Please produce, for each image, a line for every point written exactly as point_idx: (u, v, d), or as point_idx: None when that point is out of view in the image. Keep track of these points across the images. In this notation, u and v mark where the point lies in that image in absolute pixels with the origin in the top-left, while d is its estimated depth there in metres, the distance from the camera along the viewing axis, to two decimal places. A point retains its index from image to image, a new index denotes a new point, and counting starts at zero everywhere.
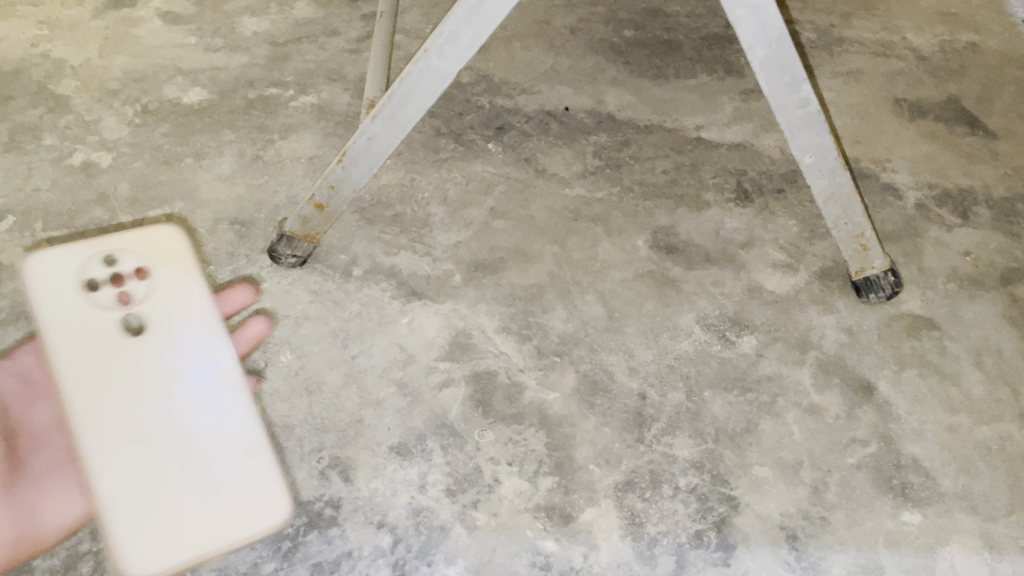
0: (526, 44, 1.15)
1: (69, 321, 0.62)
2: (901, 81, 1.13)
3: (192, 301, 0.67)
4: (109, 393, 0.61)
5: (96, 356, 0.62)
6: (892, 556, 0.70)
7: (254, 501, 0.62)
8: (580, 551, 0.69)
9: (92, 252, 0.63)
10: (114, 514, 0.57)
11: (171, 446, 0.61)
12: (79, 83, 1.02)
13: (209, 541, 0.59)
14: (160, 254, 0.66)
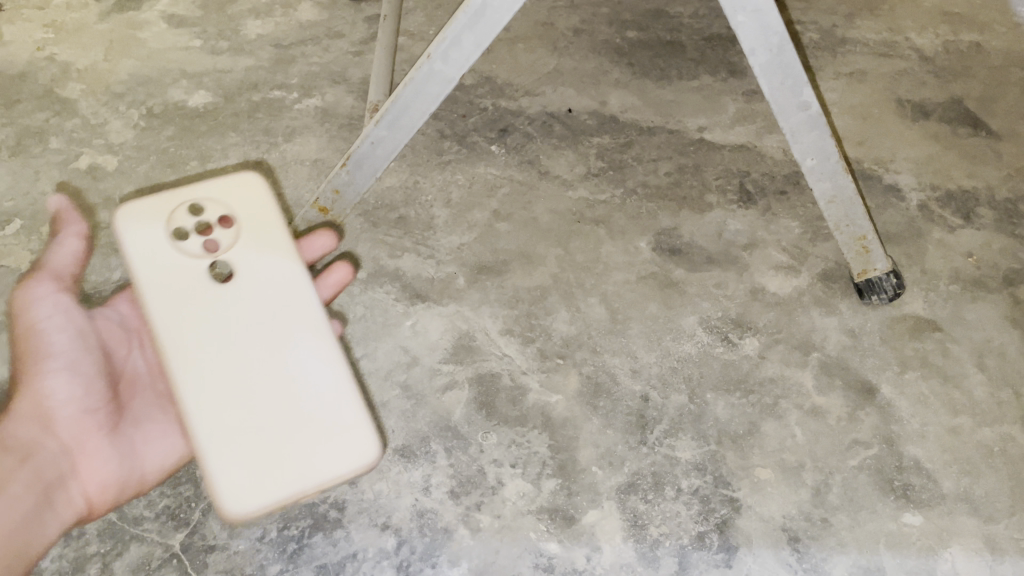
0: (529, 45, 1.15)
1: (160, 268, 0.58)
2: (905, 81, 1.12)
3: (280, 244, 0.61)
4: (201, 341, 0.57)
5: (189, 300, 0.58)
6: (893, 557, 0.71)
7: (350, 441, 0.58)
8: (583, 553, 0.70)
9: (176, 201, 0.59)
10: (214, 460, 0.55)
11: (266, 391, 0.57)
12: (85, 87, 1.03)
13: (307, 482, 0.56)
14: (244, 199, 0.61)
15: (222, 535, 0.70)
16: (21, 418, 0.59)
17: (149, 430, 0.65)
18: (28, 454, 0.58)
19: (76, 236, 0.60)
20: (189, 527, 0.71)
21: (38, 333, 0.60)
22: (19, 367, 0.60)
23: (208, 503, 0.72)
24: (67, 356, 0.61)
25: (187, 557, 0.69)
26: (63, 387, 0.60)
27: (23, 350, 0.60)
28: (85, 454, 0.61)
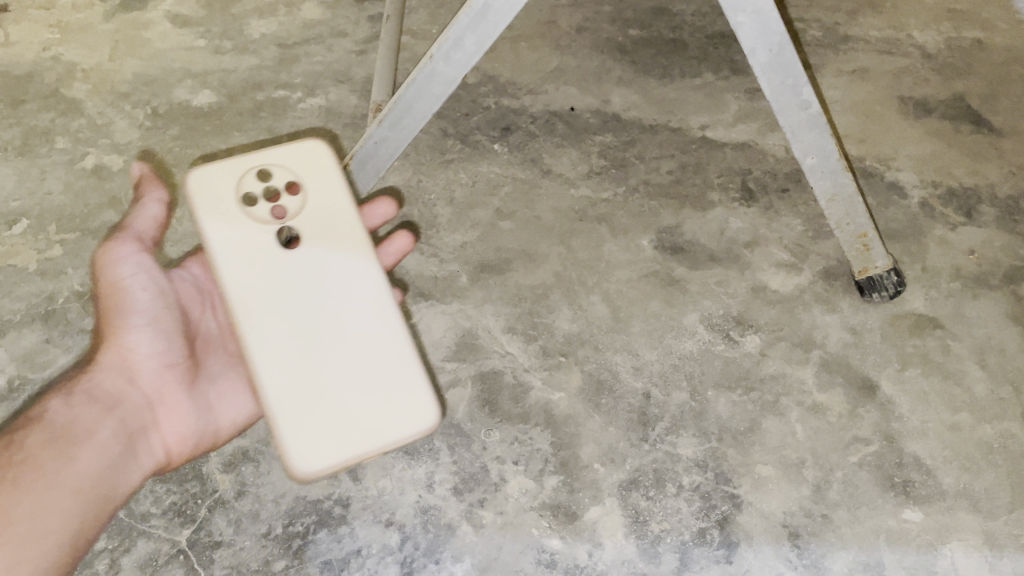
0: (532, 43, 1.15)
1: (231, 231, 0.59)
2: (907, 79, 1.12)
3: (343, 213, 0.63)
4: (270, 304, 0.59)
5: (256, 264, 0.59)
6: (893, 553, 0.72)
7: (412, 404, 0.59)
8: (585, 549, 0.71)
9: (245, 166, 0.60)
10: (283, 419, 0.56)
11: (332, 354, 0.59)
12: (90, 87, 1.03)
13: (372, 442, 0.57)
14: (310, 168, 0.63)
15: (228, 532, 0.71)
16: (108, 369, 0.61)
17: (223, 387, 0.67)
18: (114, 404, 0.60)
19: (157, 201, 0.62)
20: (195, 524, 0.71)
21: (125, 290, 0.61)
22: (103, 321, 0.62)
23: (214, 500, 0.72)
24: (152, 314, 0.62)
25: (194, 553, 0.70)
26: (150, 342, 0.62)
27: (109, 304, 0.62)
28: (166, 407, 0.63)
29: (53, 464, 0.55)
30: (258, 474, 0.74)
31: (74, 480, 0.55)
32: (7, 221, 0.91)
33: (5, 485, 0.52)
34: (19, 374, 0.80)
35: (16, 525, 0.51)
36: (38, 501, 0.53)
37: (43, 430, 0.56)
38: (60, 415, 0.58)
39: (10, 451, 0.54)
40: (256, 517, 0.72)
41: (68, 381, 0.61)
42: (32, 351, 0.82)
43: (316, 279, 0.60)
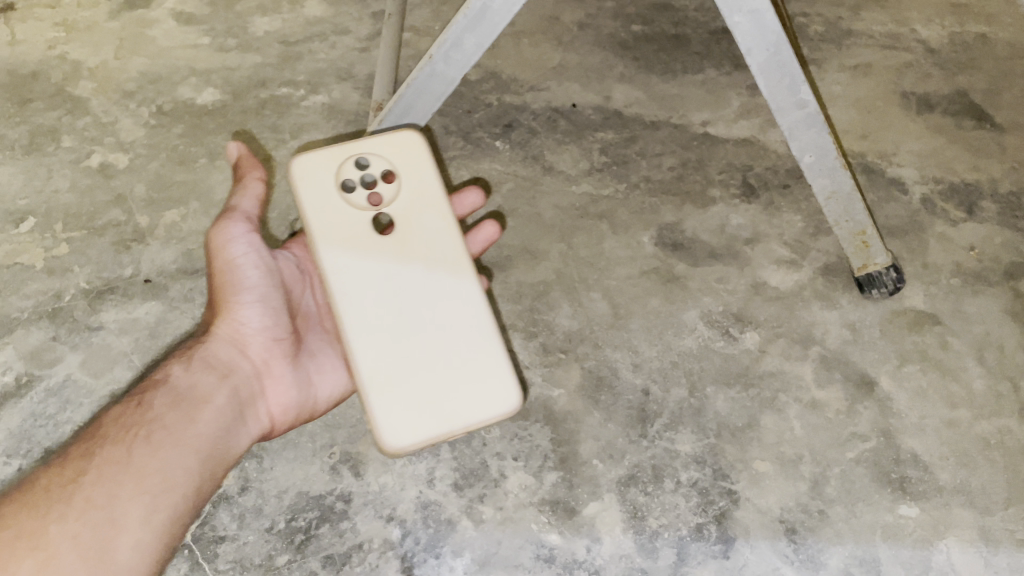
0: (534, 40, 1.12)
1: (333, 216, 0.64)
2: (911, 74, 1.11)
3: (435, 198, 0.67)
4: (368, 283, 0.63)
5: (353, 248, 0.64)
6: (888, 548, 0.73)
7: (498, 387, 0.63)
8: (583, 544, 0.73)
9: (347, 155, 0.65)
10: (376, 395, 0.61)
11: (423, 335, 0.63)
12: (96, 85, 1.03)
13: (459, 421, 0.62)
14: (405, 156, 0.67)
15: (231, 527, 0.72)
16: (221, 340, 0.66)
17: (322, 362, 0.72)
18: (228, 371, 0.65)
19: (257, 180, 0.66)
20: (199, 518, 0.72)
21: (236, 268, 0.66)
22: (216, 296, 0.67)
23: (218, 495, 0.73)
24: (260, 291, 0.67)
25: (198, 547, 0.71)
26: (258, 317, 0.67)
27: (222, 281, 0.66)
28: (271, 378, 0.68)
29: (179, 423, 0.59)
30: (261, 470, 0.75)
31: (197, 438, 0.60)
32: (15, 219, 0.92)
33: (140, 439, 0.57)
34: (27, 370, 0.82)
35: (151, 476, 0.55)
36: (169, 454, 0.57)
37: (167, 393, 0.61)
38: (181, 380, 0.63)
39: (140, 410, 0.59)
40: (260, 512, 0.73)
41: (185, 350, 0.66)
42: (39, 349, 0.83)
43: (411, 261, 0.65)
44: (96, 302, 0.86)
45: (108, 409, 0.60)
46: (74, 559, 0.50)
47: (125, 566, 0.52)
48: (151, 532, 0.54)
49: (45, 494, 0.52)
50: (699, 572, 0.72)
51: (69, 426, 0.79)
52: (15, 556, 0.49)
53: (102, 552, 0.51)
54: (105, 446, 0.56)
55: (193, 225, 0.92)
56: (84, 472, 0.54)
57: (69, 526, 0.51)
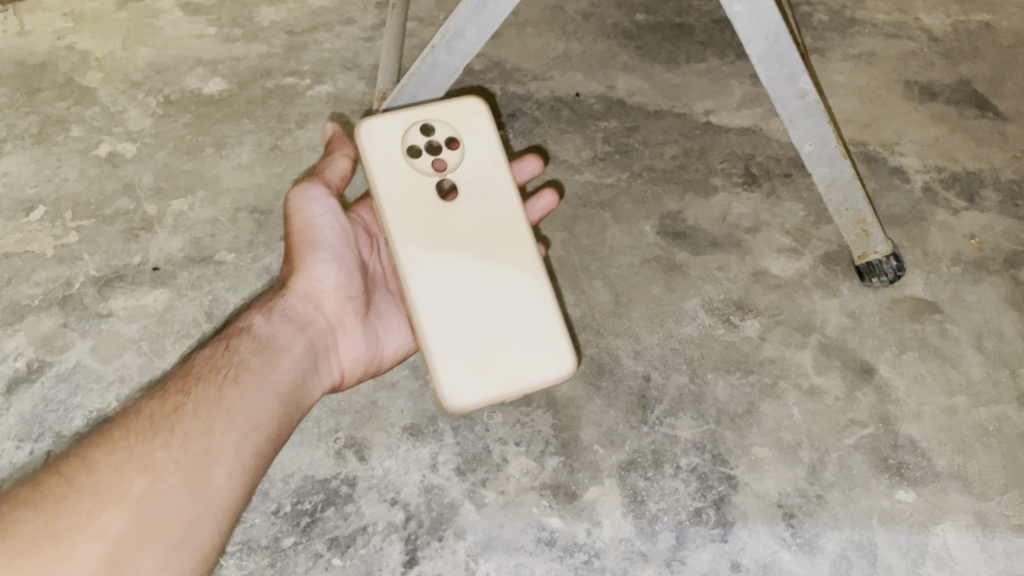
0: (538, 30, 1.12)
1: (400, 181, 0.66)
2: (914, 62, 1.11)
3: (495, 166, 0.69)
4: (434, 248, 0.66)
5: (419, 213, 0.66)
6: (885, 532, 0.74)
7: (553, 350, 0.67)
8: (583, 527, 0.74)
9: (412, 121, 0.67)
10: (440, 356, 0.64)
11: (486, 298, 0.66)
12: (104, 75, 1.04)
13: (517, 383, 0.65)
14: (467, 124, 0.69)
15: None
16: (299, 294, 0.69)
17: (389, 322, 0.76)
18: (305, 324, 0.68)
19: (346, 157, 0.72)
20: None
21: (314, 227, 0.69)
22: (294, 253, 0.70)
23: None
24: (337, 250, 0.70)
25: None
26: (333, 275, 0.70)
27: (300, 239, 0.70)
28: (344, 333, 0.71)
29: (263, 367, 0.62)
30: None
31: (280, 383, 0.62)
32: (25, 208, 0.93)
33: (230, 380, 0.59)
34: (38, 357, 0.83)
35: (242, 415, 0.57)
36: (257, 397, 0.59)
37: (251, 340, 0.64)
38: (264, 330, 0.65)
39: (229, 354, 0.61)
40: (267, 495, 0.74)
41: (264, 302, 0.69)
42: (50, 335, 0.84)
43: (473, 227, 0.67)
44: (105, 290, 0.87)
45: (196, 351, 0.62)
46: (179, 482, 0.51)
47: (222, 494, 0.53)
48: (244, 467, 0.55)
49: (148, 422, 0.54)
50: (698, 555, 0.73)
51: (78, 412, 0.80)
52: (126, 476, 0.50)
53: (202, 479, 0.52)
54: (199, 385, 0.58)
55: (200, 214, 0.93)
56: (182, 406, 0.55)
57: (173, 452, 0.52)
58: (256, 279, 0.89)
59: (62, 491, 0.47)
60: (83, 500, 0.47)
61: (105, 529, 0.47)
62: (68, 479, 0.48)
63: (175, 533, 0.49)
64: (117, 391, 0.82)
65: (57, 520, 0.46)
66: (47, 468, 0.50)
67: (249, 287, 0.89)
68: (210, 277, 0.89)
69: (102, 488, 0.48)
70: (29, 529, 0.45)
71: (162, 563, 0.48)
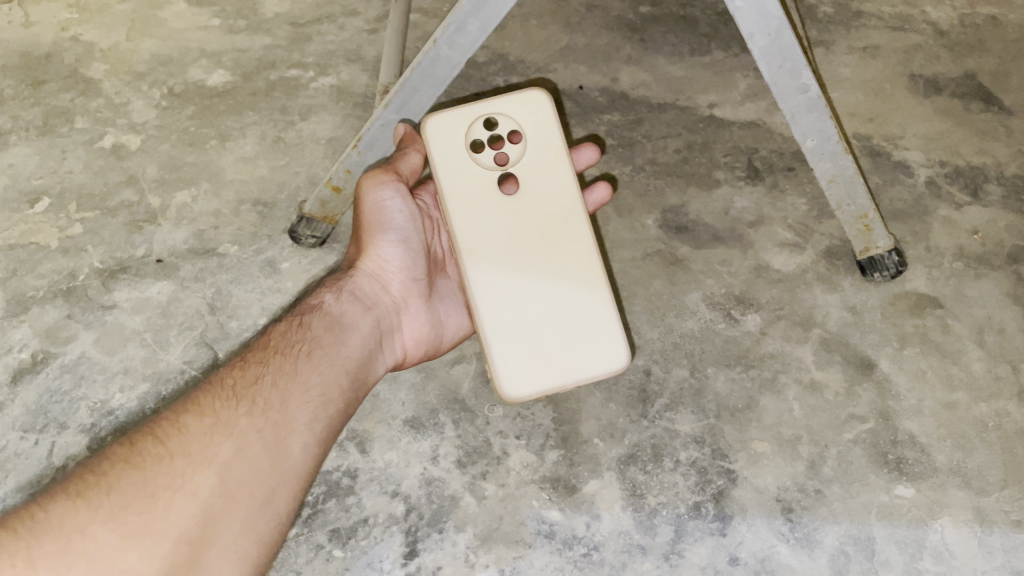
0: (542, 22, 1.12)
1: (463, 174, 0.67)
2: (919, 56, 1.11)
3: (561, 158, 0.68)
4: (496, 241, 0.67)
5: (479, 207, 0.67)
6: (883, 527, 0.75)
7: (608, 345, 0.67)
8: (583, 520, 0.74)
9: (476, 114, 0.66)
10: (496, 347, 0.66)
11: (545, 292, 0.67)
12: (109, 67, 1.04)
13: (571, 376, 0.66)
14: (533, 117, 0.68)
15: None
16: (366, 274, 0.70)
17: (449, 305, 0.76)
18: (373, 304, 0.68)
19: (418, 151, 0.71)
20: None
21: (384, 209, 0.70)
22: (361, 233, 0.71)
23: None
24: (404, 233, 0.71)
25: None
26: (399, 257, 0.71)
27: (368, 222, 0.71)
28: (408, 314, 0.71)
29: (334, 344, 0.62)
30: None
31: (349, 359, 0.62)
32: (29, 199, 0.93)
33: (304, 354, 0.59)
34: (43, 348, 0.84)
35: (316, 388, 0.57)
36: (329, 372, 0.59)
37: (324, 317, 0.64)
38: (334, 307, 0.66)
39: (303, 329, 0.62)
40: None
41: (333, 281, 0.69)
42: (54, 327, 0.85)
43: (536, 220, 0.67)
44: (109, 282, 0.88)
45: (271, 325, 0.62)
46: (262, 450, 0.51)
47: (299, 464, 0.53)
48: (318, 438, 0.55)
49: (231, 391, 0.54)
50: (696, 549, 0.73)
51: (83, 403, 0.81)
52: (214, 441, 0.50)
53: (281, 449, 0.52)
54: (275, 357, 0.58)
55: (204, 207, 0.94)
56: (261, 377, 0.55)
57: (256, 421, 0.52)
58: (258, 272, 0.90)
59: (158, 451, 0.47)
60: (178, 463, 0.47)
61: (199, 490, 0.47)
62: (163, 441, 0.48)
63: (259, 497, 0.49)
64: (120, 382, 0.82)
65: (154, 480, 0.46)
66: (139, 429, 0.50)
67: (252, 280, 0.89)
68: (214, 269, 0.89)
69: (194, 450, 0.48)
70: (131, 490, 0.45)
71: (248, 526, 0.48)
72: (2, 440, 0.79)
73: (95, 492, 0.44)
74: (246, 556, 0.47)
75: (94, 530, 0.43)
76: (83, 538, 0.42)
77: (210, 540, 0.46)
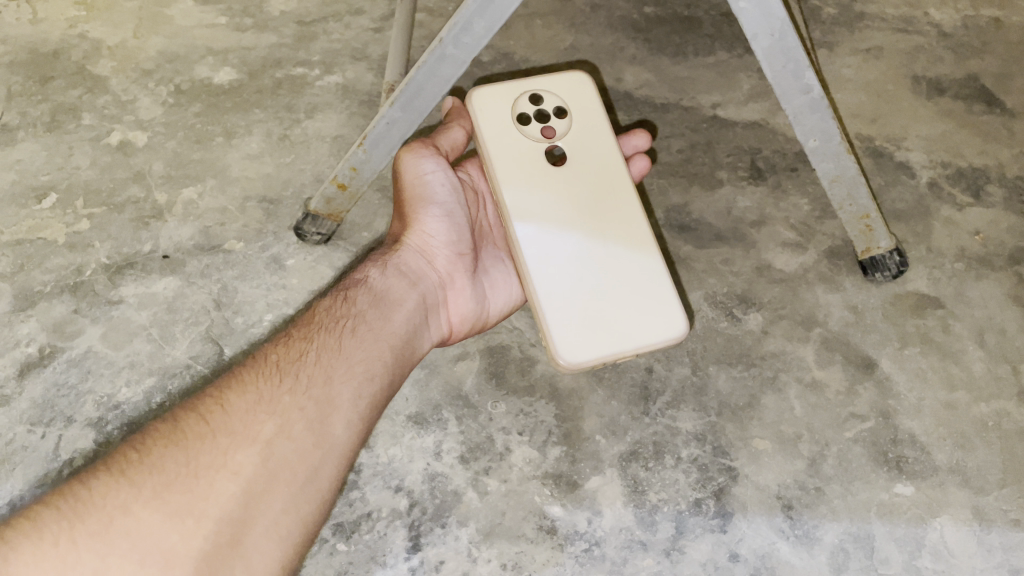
0: (547, 22, 1.13)
1: (511, 145, 0.71)
2: (922, 57, 1.11)
3: (604, 137, 0.74)
4: (546, 210, 0.69)
5: (530, 175, 0.70)
6: (883, 525, 0.75)
7: (664, 313, 0.67)
8: (585, 516, 0.75)
9: (521, 91, 0.72)
10: (551, 311, 0.65)
11: (600, 262, 0.68)
12: (116, 64, 1.05)
13: (629, 344, 0.65)
14: (575, 97, 0.74)
15: None
16: (411, 249, 0.70)
17: (496, 278, 0.76)
18: (418, 279, 0.68)
19: (461, 128, 0.73)
20: None
21: (426, 183, 0.71)
22: (406, 209, 0.72)
23: None
24: (447, 206, 0.71)
25: None
26: (444, 230, 0.71)
27: (412, 195, 0.72)
28: (454, 288, 0.71)
29: (378, 320, 0.62)
30: None
31: (393, 336, 0.62)
32: (37, 195, 0.94)
33: (347, 331, 0.59)
34: (50, 342, 0.84)
35: (359, 364, 0.57)
36: (373, 348, 0.59)
37: (368, 291, 0.64)
38: (379, 282, 0.66)
39: (346, 304, 0.62)
40: None
41: (378, 256, 0.70)
42: (61, 321, 0.85)
43: (583, 191, 0.71)
44: (116, 278, 0.88)
45: (315, 301, 0.63)
46: (305, 428, 0.51)
47: (342, 442, 0.53)
48: (361, 416, 0.55)
49: (276, 367, 0.54)
50: (697, 545, 0.74)
51: (89, 397, 0.81)
52: (256, 419, 0.49)
53: (324, 426, 0.52)
54: (319, 334, 0.58)
55: (210, 204, 0.94)
56: (306, 353, 0.56)
57: (299, 398, 0.52)
58: (264, 268, 0.90)
59: (201, 429, 0.47)
60: (220, 441, 0.47)
61: (240, 470, 0.46)
62: (206, 418, 0.48)
63: (302, 476, 0.49)
64: (126, 376, 0.82)
65: (196, 459, 0.46)
66: (183, 405, 0.50)
67: (257, 276, 0.90)
68: (220, 266, 0.90)
69: (236, 429, 0.48)
70: (174, 469, 0.45)
71: (290, 505, 0.47)
72: (10, 433, 0.79)
73: (138, 470, 0.44)
74: (287, 536, 0.47)
75: (136, 509, 0.42)
76: (125, 518, 0.42)
77: (251, 519, 0.45)
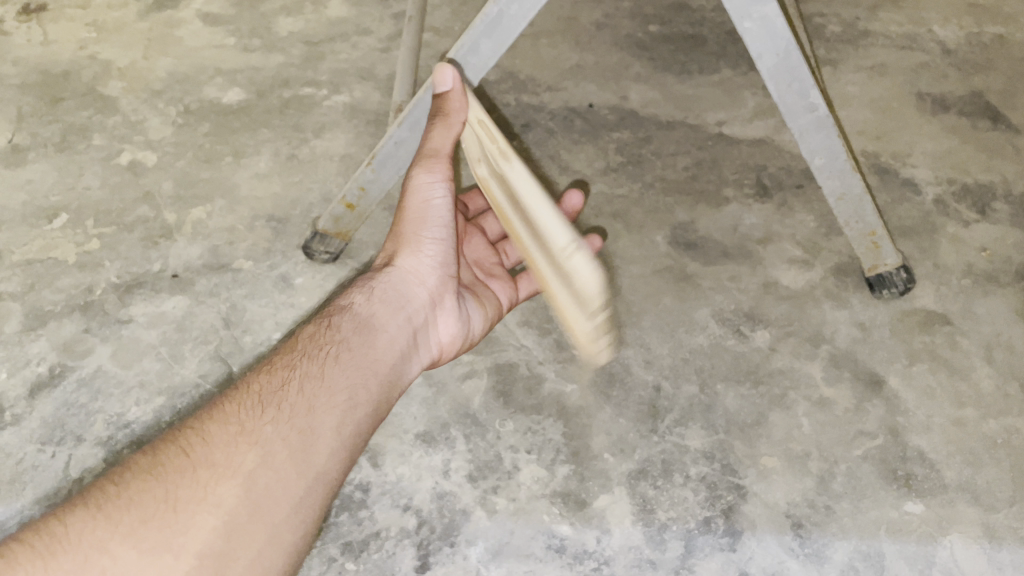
0: (552, 41, 1.18)
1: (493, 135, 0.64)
2: (927, 74, 1.14)
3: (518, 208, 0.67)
4: None
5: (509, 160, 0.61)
6: (893, 543, 0.73)
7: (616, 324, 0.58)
8: (593, 535, 0.73)
9: None
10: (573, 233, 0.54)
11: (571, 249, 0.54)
12: (126, 84, 1.08)
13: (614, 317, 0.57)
14: None
15: None
16: (404, 269, 0.65)
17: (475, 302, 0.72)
18: (409, 301, 0.64)
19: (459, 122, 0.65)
20: None
21: (431, 204, 0.67)
22: (402, 229, 0.67)
23: None
24: (447, 227, 0.68)
25: None
26: (436, 252, 0.67)
27: (411, 216, 0.67)
28: (444, 310, 0.67)
29: (364, 346, 0.58)
30: None
31: (378, 362, 0.58)
32: (48, 215, 0.94)
33: (332, 357, 0.55)
34: (59, 362, 0.82)
35: (344, 392, 0.53)
36: (358, 375, 0.55)
37: (356, 317, 0.60)
38: (371, 304, 0.61)
39: (331, 330, 0.58)
40: None
41: (368, 277, 0.65)
42: (71, 340, 0.83)
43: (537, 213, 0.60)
44: (125, 297, 0.87)
45: (298, 325, 0.58)
46: (288, 458, 0.48)
47: (326, 471, 0.50)
48: (346, 444, 0.52)
49: (257, 397, 0.50)
50: (706, 564, 0.72)
51: (99, 415, 0.78)
52: (238, 450, 0.46)
53: (306, 456, 0.49)
54: (303, 360, 0.54)
55: (219, 223, 0.95)
56: (288, 382, 0.52)
57: (281, 428, 0.49)
58: (272, 286, 0.89)
59: (180, 462, 0.45)
60: (200, 475, 0.44)
61: (221, 502, 0.44)
62: (187, 451, 0.45)
63: (285, 507, 0.46)
64: (136, 395, 0.80)
65: (176, 492, 0.43)
66: (163, 436, 0.47)
67: (265, 294, 0.89)
68: (228, 285, 0.89)
69: (216, 460, 0.45)
70: (152, 505, 0.42)
71: (275, 537, 0.45)
72: (19, 453, 0.75)
73: (115, 504, 0.42)
74: (269, 571, 0.44)
75: (111, 546, 0.40)
76: (100, 556, 0.40)
77: (232, 553, 0.43)
